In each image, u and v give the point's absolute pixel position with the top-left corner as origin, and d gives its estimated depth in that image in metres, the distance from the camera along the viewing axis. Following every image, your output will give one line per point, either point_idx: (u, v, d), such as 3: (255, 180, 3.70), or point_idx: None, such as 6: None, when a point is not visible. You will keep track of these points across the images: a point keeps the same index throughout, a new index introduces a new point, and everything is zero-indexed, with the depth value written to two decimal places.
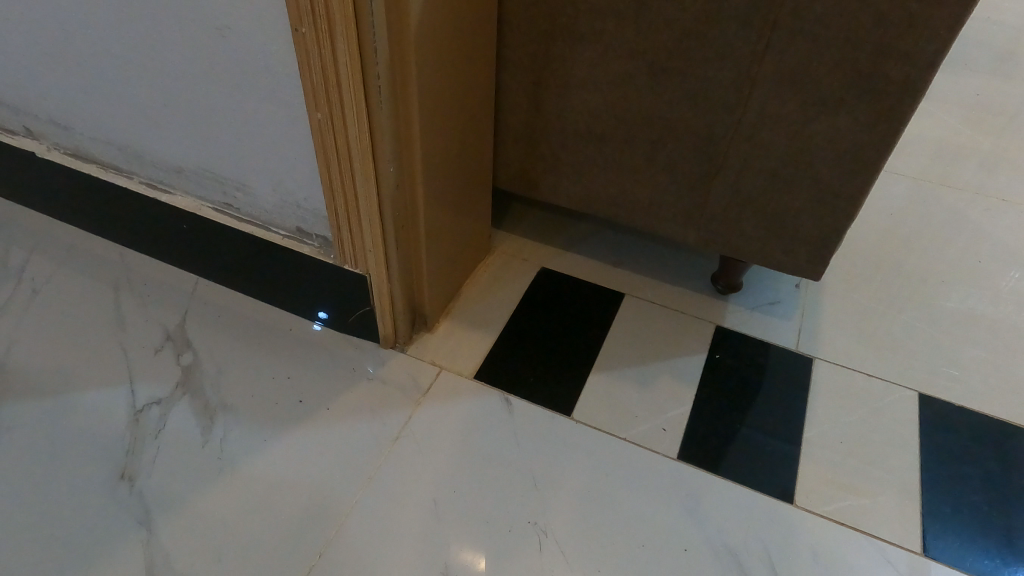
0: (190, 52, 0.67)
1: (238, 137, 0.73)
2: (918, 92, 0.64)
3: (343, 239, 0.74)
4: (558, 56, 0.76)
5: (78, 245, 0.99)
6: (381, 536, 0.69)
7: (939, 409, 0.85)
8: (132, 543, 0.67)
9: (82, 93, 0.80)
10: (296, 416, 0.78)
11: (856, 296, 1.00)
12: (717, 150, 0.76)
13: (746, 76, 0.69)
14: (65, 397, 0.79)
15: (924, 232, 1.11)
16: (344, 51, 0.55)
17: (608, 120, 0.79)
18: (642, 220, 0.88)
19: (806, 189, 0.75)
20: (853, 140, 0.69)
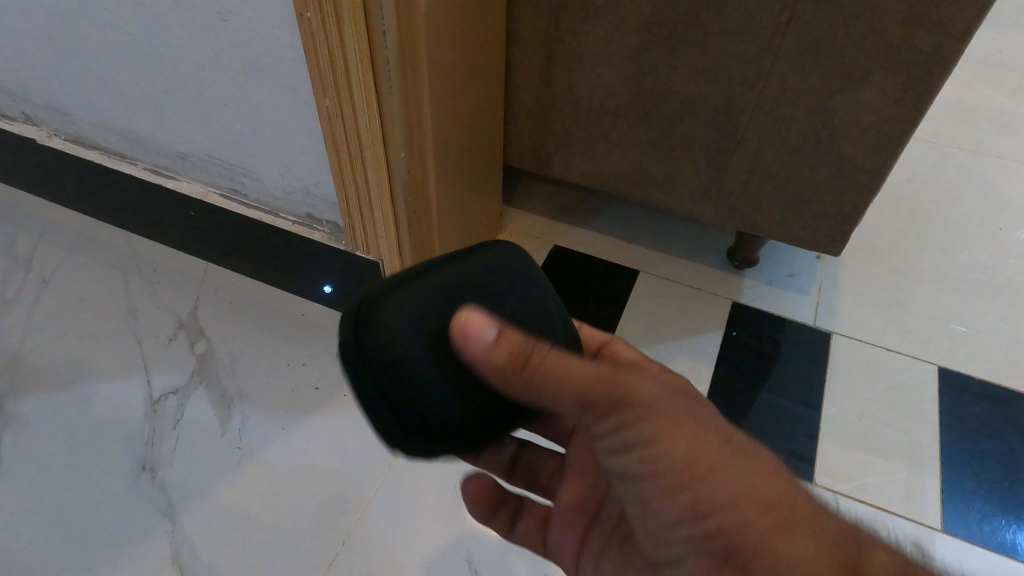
0: (190, 36, 0.64)
1: (243, 123, 0.71)
2: (949, 64, 0.61)
3: (354, 226, 0.73)
4: (570, 30, 0.73)
5: (84, 232, 0.98)
6: (402, 523, 0.69)
7: (959, 383, 0.84)
8: (157, 535, 0.68)
9: (80, 78, 0.78)
10: (312, 404, 0.78)
11: (874, 267, 0.98)
12: (735, 125, 0.74)
13: (766, 49, 0.66)
14: (81, 388, 0.79)
15: (944, 198, 1.09)
16: (352, 36, 0.53)
17: (623, 96, 0.77)
18: (657, 196, 0.86)
19: (827, 165, 0.73)
20: (878, 113, 0.67)
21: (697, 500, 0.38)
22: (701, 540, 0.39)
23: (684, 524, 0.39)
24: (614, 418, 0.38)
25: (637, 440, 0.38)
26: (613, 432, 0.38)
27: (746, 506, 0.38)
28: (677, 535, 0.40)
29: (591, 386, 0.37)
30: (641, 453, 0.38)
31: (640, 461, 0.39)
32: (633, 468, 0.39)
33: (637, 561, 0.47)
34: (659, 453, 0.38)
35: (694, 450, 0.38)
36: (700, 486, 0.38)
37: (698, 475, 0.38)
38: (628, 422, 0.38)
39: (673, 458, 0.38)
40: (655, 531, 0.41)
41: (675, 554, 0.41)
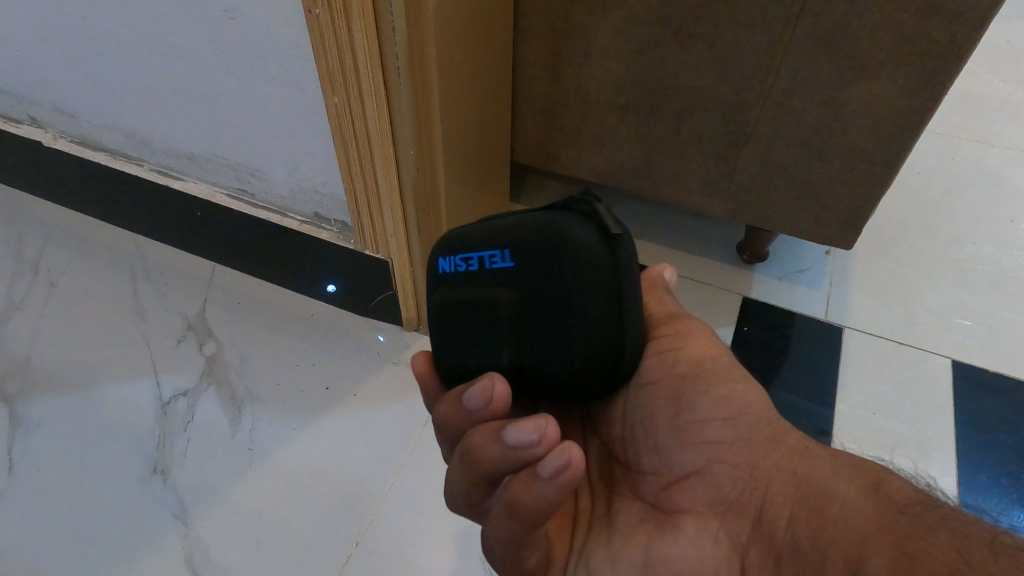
0: (197, 35, 0.64)
1: (250, 124, 0.70)
2: (964, 53, 0.60)
3: (364, 224, 0.72)
4: (579, 24, 0.72)
5: (90, 234, 0.97)
6: (416, 522, 0.68)
7: (974, 375, 0.83)
8: (170, 537, 0.68)
9: (85, 79, 0.78)
10: (323, 405, 0.78)
11: (885, 260, 0.98)
12: (746, 119, 0.73)
13: (778, 41, 0.66)
14: (92, 390, 0.79)
15: (955, 190, 1.08)
16: (361, 33, 0.52)
17: (632, 90, 0.76)
18: (666, 191, 0.85)
19: (838, 157, 0.73)
20: (890, 104, 0.66)
21: (730, 398, 0.42)
22: (730, 439, 0.41)
23: (715, 421, 0.41)
24: (677, 327, 0.46)
25: (689, 349, 0.44)
26: (670, 337, 0.45)
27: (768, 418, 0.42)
28: (706, 433, 0.41)
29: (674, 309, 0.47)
30: (688, 356, 0.44)
31: (686, 364, 0.44)
32: (676, 369, 0.44)
33: (625, 519, 0.42)
34: (707, 357, 0.45)
35: (732, 367, 0.44)
36: (732, 387, 0.43)
37: (732, 376, 0.43)
38: (682, 331, 0.46)
39: (715, 364, 0.44)
40: (677, 440, 0.42)
41: (699, 460, 0.41)
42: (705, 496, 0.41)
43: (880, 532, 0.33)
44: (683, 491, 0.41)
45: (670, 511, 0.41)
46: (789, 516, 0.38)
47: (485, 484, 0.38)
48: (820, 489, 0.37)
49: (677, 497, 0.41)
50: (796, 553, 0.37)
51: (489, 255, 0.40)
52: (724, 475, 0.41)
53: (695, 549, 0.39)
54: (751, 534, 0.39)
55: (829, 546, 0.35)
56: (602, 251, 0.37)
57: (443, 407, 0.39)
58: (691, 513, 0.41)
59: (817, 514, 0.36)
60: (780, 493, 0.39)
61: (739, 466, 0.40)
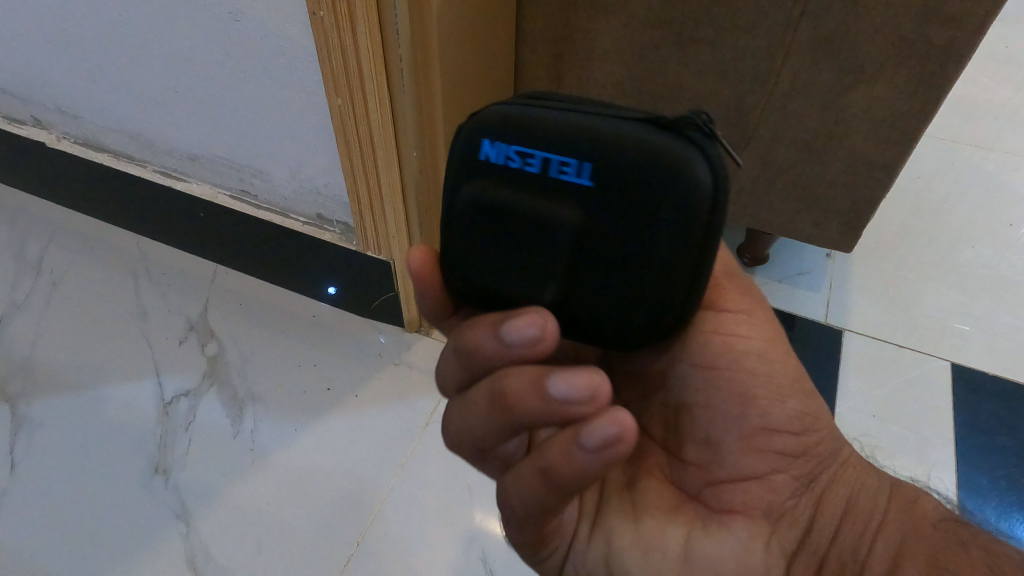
0: (201, 36, 0.64)
1: (253, 125, 0.71)
2: (963, 58, 0.61)
3: (365, 225, 0.73)
4: (580, 27, 0.73)
5: (93, 235, 0.98)
6: (417, 522, 0.69)
7: (973, 379, 0.84)
8: (172, 537, 0.68)
9: (90, 81, 0.78)
10: (325, 405, 0.78)
11: (884, 263, 0.98)
12: (746, 122, 0.74)
13: (779, 45, 0.66)
14: (95, 390, 0.79)
15: (954, 195, 1.09)
16: (367, 36, 0.53)
17: (633, 93, 0.76)
18: None
19: (838, 160, 0.73)
20: (891, 107, 0.67)
21: (806, 412, 0.41)
22: (795, 452, 0.41)
23: (785, 432, 0.40)
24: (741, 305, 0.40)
25: (756, 337, 0.40)
26: (736, 320, 0.39)
27: (828, 431, 0.42)
28: (776, 443, 0.40)
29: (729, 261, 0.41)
30: (759, 349, 0.40)
31: (756, 359, 0.39)
32: (748, 364, 0.39)
33: (659, 504, 0.39)
34: (774, 353, 0.40)
35: (799, 370, 0.41)
36: (805, 400, 0.41)
37: (798, 381, 0.41)
38: (751, 314, 0.40)
39: (783, 364, 0.40)
40: (744, 442, 0.40)
41: (760, 467, 0.40)
42: (760, 502, 0.40)
43: (920, 546, 0.39)
44: (736, 492, 0.40)
45: (720, 509, 0.40)
46: (833, 529, 0.41)
47: (505, 430, 0.33)
48: (863, 508, 0.41)
49: (730, 497, 0.40)
50: (835, 561, 0.40)
51: (563, 162, 0.30)
52: (780, 482, 0.40)
53: (745, 552, 0.39)
54: (799, 541, 0.40)
55: (870, 557, 0.40)
56: (718, 199, 0.28)
57: (477, 330, 0.32)
58: (742, 515, 0.39)
59: (858, 530, 0.41)
60: (830, 506, 0.41)
61: (800, 476, 0.41)
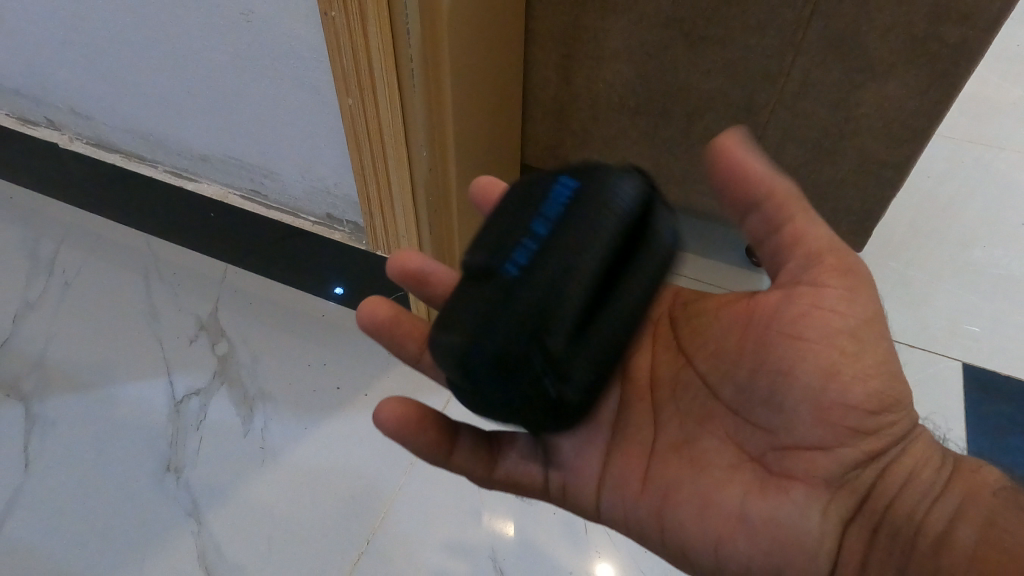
0: (212, 37, 0.65)
1: (264, 125, 0.71)
2: (975, 55, 0.60)
3: (375, 225, 0.73)
4: (589, 27, 0.73)
5: (104, 235, 0.98)
6: (426, 520, 0.69)
7: (984, 379, 0.83)
8: (183, 534, 0.68)
9: (102, 82, 0.79)
10: (335, 404, 0.78)
11: (894, 263, 0.98)
12: (756, 121, 0.74)
13: (788, 44, 0.66)
14: (107, 389, 0.80)
15: (964, 194, 1.08)
16: (377, 37, 0.53)
17: (641, 93, 0.76)
18: (676, 194, 0.85)
19: (849, 159, 0.73)
20: (901, 106, 0.66)
21: (887, 389, 0.39)
22: (872, 431, 0.40)
23: (864, 409, 0.39)
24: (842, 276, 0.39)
25: (853, 316, 0.39)
26: (836, 294, 0.39)
27: (907, 409, 0.41)
28: (850, 420, 0.39)
29: (830, 235, 0.40)
30: (852, 328, 0.38)
31: (847, 337, 0.38)
32: (838, 343, 0.38)
33: (720, 462, 0.43)
34: (868, 331, 0.39)
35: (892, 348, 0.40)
36: (892, 379, 0.40)
37: (890, 361, 0.39)
38: (854, 289, 0.39)
39: (877, 344, 0.39)
40: (814, 416, 0.39)
41: (830, 439, 0.39)
42: (824, 474, 0.40)
43: (982, 512, 0.38)
44: (801, 462, 0.40)
45: (779, 474, 0.41)
46: (892, 497, 0.41)
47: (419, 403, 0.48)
48: (926, 475, 0.41)
49: (794, 466, 0.40)
50: (893, 525, 0.40)
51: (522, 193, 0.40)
52: (850, 458, 0.40)
53: (799, 517, 0.40)
54: (858, 507, 0.41)
55: (928, 523, 0.39)
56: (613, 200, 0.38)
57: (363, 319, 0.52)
58: (803, 482, 0.40)
59: (917, 499, 0.40)
60: (893, 478, 0.41)
61: (869, 451, 0.40)
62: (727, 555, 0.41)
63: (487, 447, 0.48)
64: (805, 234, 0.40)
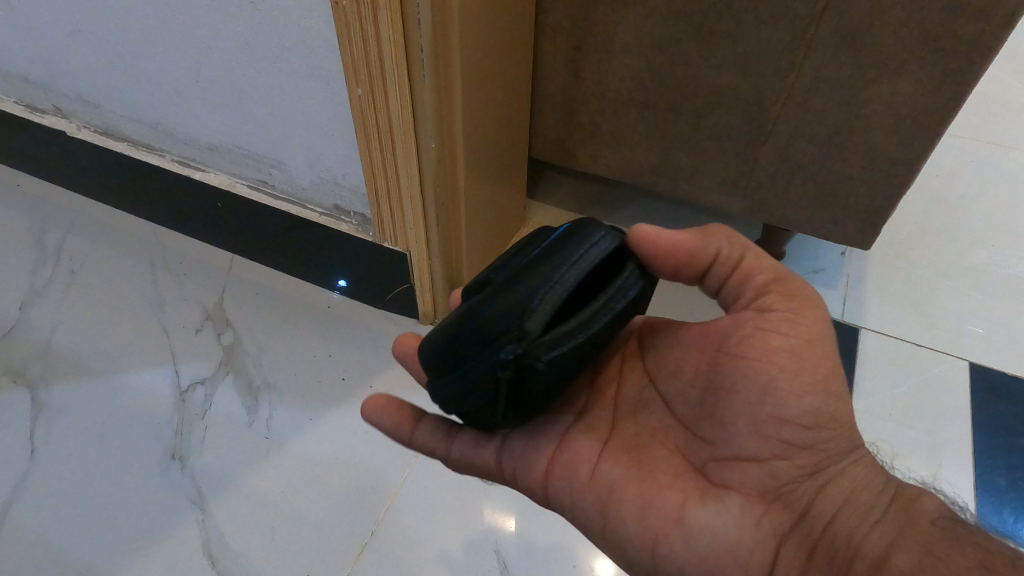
0: (222, 25, 0.64)
1: (272, 115, 0.71)
2: (990, 52, 0.60)
3: (382, 216, 0.73)
4: (600, 20, 0.72)
5: (111, 224, 0.98)
6: (429, 514, 0.69)
7: (992, 380, 0.83)
8: (188, 523, 0.68)
9: (111, 69, 0.79)
10: (340, 394, 0.78)
11: (902, 262, 0.97)
12: (766, 116, 0.73)
13: (800, 39, 0.65)
14: (112, 377, 0.80)
15: (974, 194, 1.07)
16: (388, 26, 0.53)
17: (651, 86, 0.76)
18: (683, 189, 0.85)
19: (859, 156, 0.72)
20: (914, 103, 0.66)
21: (821, 410, 0.43)
22: (803, 444, 0.43)
23: (798, 424, 0.42)
24: (790, 305, 0.44)
25: (794, 338, 0.43)
26: (782, 319, 0.43)
27: (844, 431, 0.44)
28: (783, 432, 0.42)
29: (775, 269, 0.46)
30: (792, 348, 0.43)
31: (790, 355, 0.43)
32: (778, 358, 0.43)
33: (666, 469, 0.46)
34: (810, 354, 0.43)
35: (833, 371, 0.43)
36: (828, 395, 0.43)
37: (829, 385, 0.43)
38: (801, 316, 0.44)
39: (817, 367, 0.43)
40: (749, 425, 0.43)
41: (764, 451, 0.43)
42: (758, 483, 0.43)
43: (917, 541, 0.40)
44: (735, 470, 0.44)
45: (718, 484, 0.44)
46: (831, 517, 0.43)
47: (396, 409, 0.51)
48: (864, 501, 0.43)
49: (731, 475, 0.44)
50: (829, 545, 0.42)
51: None
52: (782, 469, 0.43)
53: (732, 525, 0.42)
54: (792, 524, 0.43)
55: (863, 546, 0.41)
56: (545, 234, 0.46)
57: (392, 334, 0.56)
58: (739, 491, 0.43)
59: (855, 523, 0.42)
60: (829, 497, 0.43)
61: (804, 467, 0.43)
62: (662, 557, 0.43)
63: (446, 428, 0.49)
64: (753, 270, 0.45)
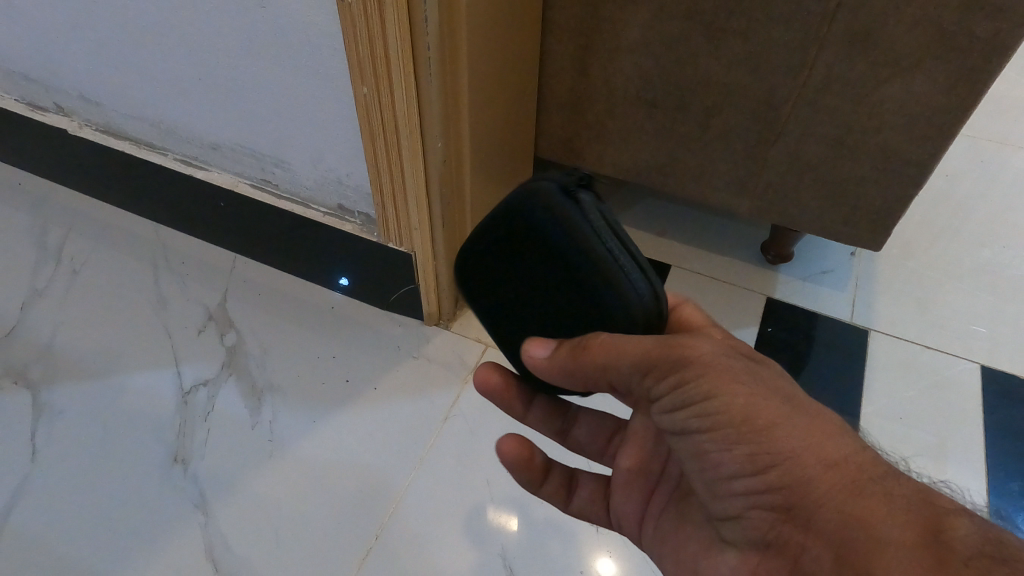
0: (225, 23, 0.63)
1: (276, 114, 0.70)
2: (1006, 51, 0.59)
3: (388, 216, 0.72)
4: (608, 17, 0.71)
5: (112, 224, 0.98)
6: (433, 517, 0.68)
7: (1003, 383, 0.81)
8: (190, 526, 0.67)
9: (112, 67, 0.78)
10: (344, 397, 0.78)
11: (912, 263, 0.96)
12: (776, 116, 0.72)
13: (812, 38, 0.64)
14: (115, 378, 0.79)
15: (983, 194, 1.06)
16: (395, 23, 0.52)
17: (659, 85, 0.75)
18: (691, 189, 0.84)
19: (870, 157, 0.71)
20: (929, 101, 0.65)
21: (757, 453, 0.38)
22: (762, 490, 0.39)
23: (743, 476, 0.39)
24: (669, 373, 0.39)
25: (693, 397, 0.38)
26: (665, 388, 0.39)
27: (802, 454, 0.38)
28: (734, 488, 0.40)
29: (640, 351, 0.38)
30: (695, 409, 0.39)
31: (697, 417, 0.39)
32: (691, 425, 0.40)
33: (692, 518, 0.47)
34: (720, 401, 0.38)
35: (753, 404, 0.38)
36: (760, 437, 0.38)
37: (756, 427, 0.38)
38: (678, 378, 0.38)
39: (732, 412, 0.38)
40: (711, 488, 0.42)
41: (734, 507, 0.42)
42: (748, 535, 0.42)
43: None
44: (727, 526, 0.43)
45: (721, 536, 0.44)
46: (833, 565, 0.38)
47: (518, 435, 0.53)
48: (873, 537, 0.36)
49: (726, 530, 0.44)
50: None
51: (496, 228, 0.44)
52: (761, 518, 0.40)
53: None
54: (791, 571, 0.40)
55: None
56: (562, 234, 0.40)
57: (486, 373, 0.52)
58: (734, 545, 0.43)
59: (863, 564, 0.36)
60: (821, 535, 0.38)
61: (775, 510, 0.39)
62: None
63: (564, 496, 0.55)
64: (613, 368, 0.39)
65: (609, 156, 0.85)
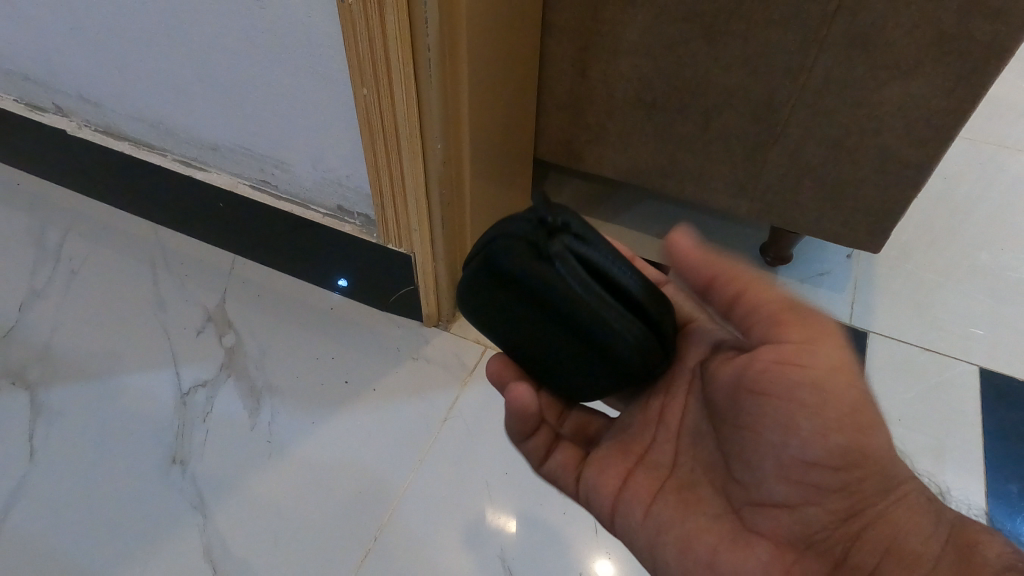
0: (225, 23, 0.63)
1: (276, 114, 0.70)
2: (1005, 53, 0.59)
3: (387, 217, 0.72)
4: (607, 19, 0.71)
5: (111, 224, 0.97)
6: (432, 519, 0.68)
7: (1001, 385, 0.82)
8: (189, 527, 0.67)
9: (111, 68, 0.78)
10: (343, 398, 0.78)
11: (910, 265, 0.96)
12: (775, 118, 0.72)
13: (811, 40, 0.65)
14: (113, 379, 0.79)
15: (980, 196, 1.06)
16: (395, 25, 0.52)
17: (659, 87, 0.75)
18: (691, 190, 0.84)
19: (869, 158, 0.71)
20: (928, 103, 0.65)
21: (847, 452, 0.42)
22: (833, 489, 0.44)
23: (823, 465, 0.43)
24: (801, 334, 0.42)
25: (813, 371, 0.42)
26: (796, 347, 0.42)
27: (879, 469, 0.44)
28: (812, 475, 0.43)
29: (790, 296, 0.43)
30: (813, 381, 0.42)
31: (810, 389, 0.42)
32: (799, 395, 0.42)
33: (706, 509, 0.47)
34: (836, 383, 0.42)
35: (862, 401, 0.42)
36: (854, 433, 0.42)
37: (860, 423, 0.42)
38: (814, 343, 0.42)
39: (844, 399, 0.42)
40: (779, 472, 0.44)
41: (795, 496, 0.44)
42: (791, 529, 0.45)
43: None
44: (769, 515, 0.45)
45: (752, 527, 0.46)
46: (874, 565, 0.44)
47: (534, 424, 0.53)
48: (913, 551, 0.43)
49: (762, 521, 0.46)
50: None
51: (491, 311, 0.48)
52: (814, 517, 0.44)
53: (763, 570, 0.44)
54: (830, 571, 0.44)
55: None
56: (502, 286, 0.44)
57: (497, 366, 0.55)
58: (768, 536, 0.45)
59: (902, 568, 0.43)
60: (870, 542, 0.44)
61: (836, 511, 0.44)
62: None
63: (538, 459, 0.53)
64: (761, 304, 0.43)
65: (609, 158, 0.85)
